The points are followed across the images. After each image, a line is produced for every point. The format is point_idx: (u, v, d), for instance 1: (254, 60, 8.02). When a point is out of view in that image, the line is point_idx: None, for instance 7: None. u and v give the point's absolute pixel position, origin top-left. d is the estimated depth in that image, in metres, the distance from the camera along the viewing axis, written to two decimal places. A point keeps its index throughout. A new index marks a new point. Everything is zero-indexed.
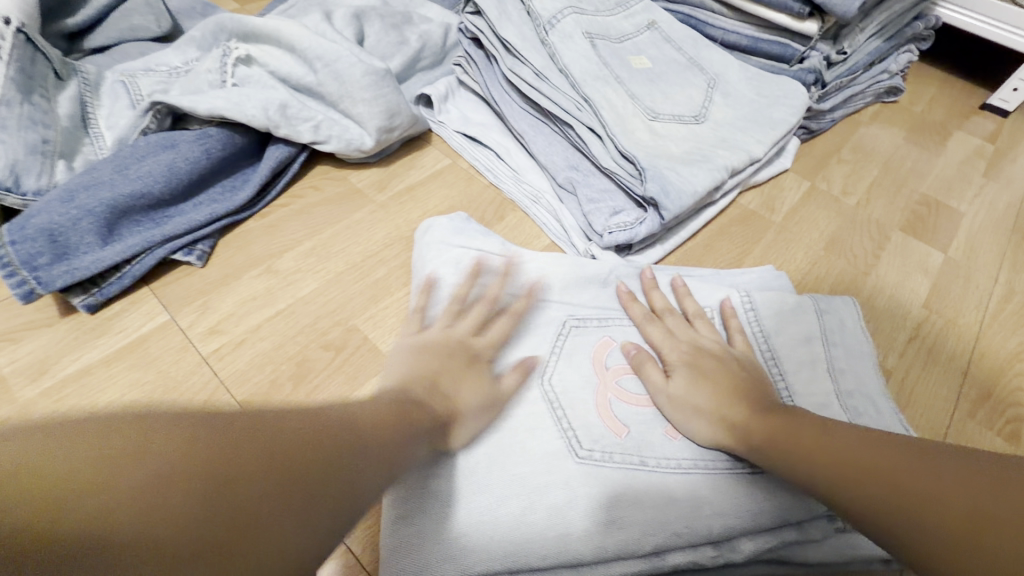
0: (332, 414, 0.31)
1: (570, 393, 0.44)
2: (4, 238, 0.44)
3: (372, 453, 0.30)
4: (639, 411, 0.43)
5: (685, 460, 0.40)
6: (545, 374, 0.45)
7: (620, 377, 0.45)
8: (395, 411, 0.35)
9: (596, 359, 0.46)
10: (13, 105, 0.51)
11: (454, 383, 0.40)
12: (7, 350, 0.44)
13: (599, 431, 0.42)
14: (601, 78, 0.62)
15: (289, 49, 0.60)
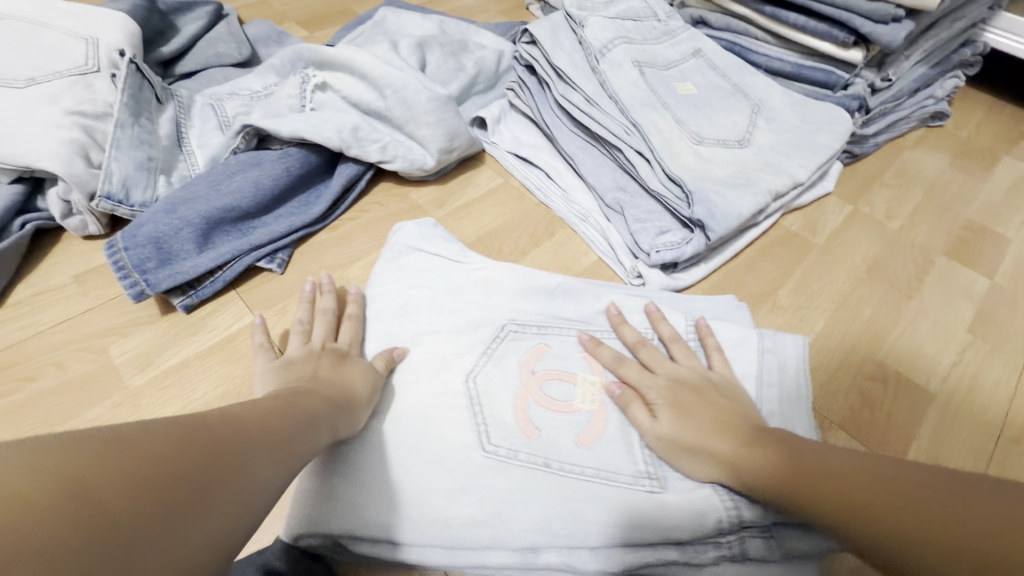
0: (217, 421, 0.30)
1: (492, 393, 0.45)
2: (119, 244, 0.50)
3: (276, 454, 0.32)
4: (553, 416, 0.44)
5: (589, 468, 0.42)
6: (473, 373, 0.47)
7: (543, 383, 0.46)
8: (288, 418, 0.35)
9: (525, 364, 0.48)
10: (124, 127, 0.58)
11: (336, 376, 0.43)
12: (118, 342, 0.50)
13: (510, 430, 0.43)
14: (649, 104, 0.65)
15: (361, 77, 0.66)
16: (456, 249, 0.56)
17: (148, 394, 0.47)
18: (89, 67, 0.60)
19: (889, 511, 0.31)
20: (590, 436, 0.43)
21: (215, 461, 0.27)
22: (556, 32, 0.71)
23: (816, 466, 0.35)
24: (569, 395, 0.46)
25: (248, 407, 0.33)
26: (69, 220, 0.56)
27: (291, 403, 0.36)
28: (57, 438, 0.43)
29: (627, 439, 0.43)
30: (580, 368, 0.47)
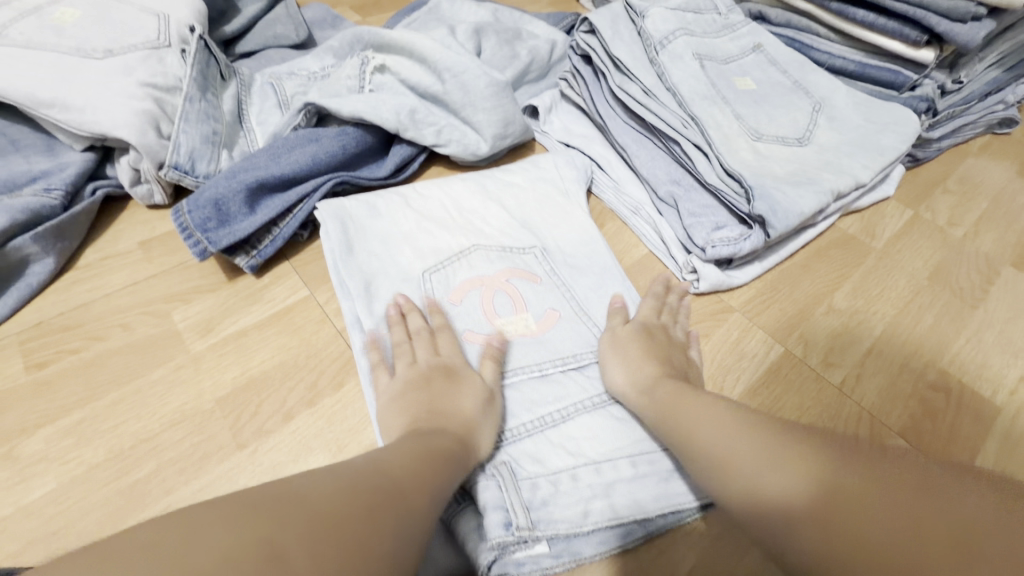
0: (367, 475, 0.30)
1: (460, 272, 0.53)
2: (183, 206, 0.52)
3: (415, 482, 0.32)
4: (479, 310, 0.50)
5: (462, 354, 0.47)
6: (465, 255, 0.54)
7: (503, 287, 0.52)
8: (426, 455, 0.34)
9: (509, 273, 0.53)
10: (193, 100, 0.59)
11: (451, 399, 0.41)
12: (181, 308, 0.51)
13: (448, 285, 0.52)
14: (708, 98, 0.64)
15: (420, 60, 0.66)
16: (485, 187, 0.61)
17: (208, 359, 0.48)
18: (161, 41, 0.62)
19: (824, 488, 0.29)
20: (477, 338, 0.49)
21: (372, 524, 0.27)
22: (615, 22, 0.70)
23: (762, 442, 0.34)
24: (505, 311, 0.51)
25: (395, 453, 0.34)
26: (137, 188, 0.58)
27: (426, 437, 0.36)
28: (125, 395, 0.45)
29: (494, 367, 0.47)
30: (536, 310, 0.51)
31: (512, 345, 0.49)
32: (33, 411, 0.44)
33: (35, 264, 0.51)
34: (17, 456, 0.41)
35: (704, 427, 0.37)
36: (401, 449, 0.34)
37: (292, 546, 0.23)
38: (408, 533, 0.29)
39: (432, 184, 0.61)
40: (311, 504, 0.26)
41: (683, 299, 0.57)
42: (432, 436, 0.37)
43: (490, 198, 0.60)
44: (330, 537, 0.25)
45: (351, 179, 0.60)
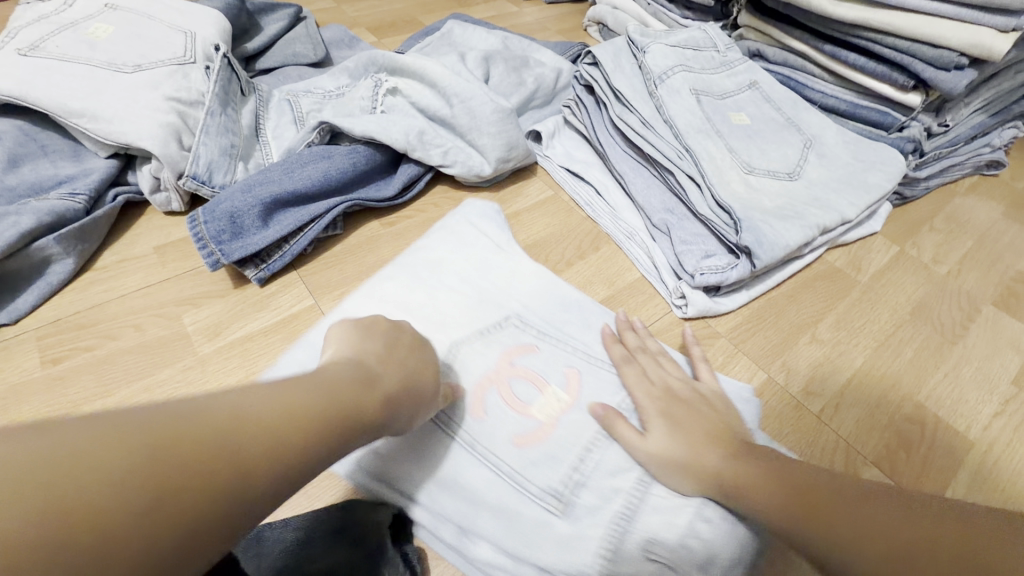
0: (234, 405, 0.29)
1: (466, 372, 0.48)
2: (200, 216, 0.55)
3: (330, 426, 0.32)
4: (508, 411, 0.46)
5: (471, 433, 0.44)
6: (460, 346, 0.50)
7: (513, 377, 0.48)
8: (344, 401, 0.34)
9: (507, 355, 0.49)
10: (214, 114, 0.62)
11: (411, 351, 0.42)
12: (191, 312, 0.54)
13: (461, 404, 0.46)
14: (703, 132, 0.67)
15: (431, 85, 0.69)
16: (489, 241, 0.60)
17: (215, 361, 0.50)
18: (186, 58, 0.65)
19: (900, 546, 0.30)
20: (528, 438, 0.44)
21: (217, 450, 0.27)
22: (618, 55, 0.73)
23: (826, 496, 0.34)
24: (530, 399, 0.46)
25: (291, 387, 0.32)
26: (156, 195, 0.61)
27: (341, 377, 0.36)
28: (133, 394, 0.47)
29: (565, 456, 0.43)
30: (555, 379, 0.48)
31: (564, 424, 0.45)
32: (46, 404, 0.46)
33: (55, 264, 0.54)
34: None
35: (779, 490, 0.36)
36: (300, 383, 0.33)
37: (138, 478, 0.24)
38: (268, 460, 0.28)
39: (445, 218, 0.63)
40: (144, 435, 0.25)
41: (672, 323, 0.60)
42: (348, 378, 0.36)
43: (506, 251, 0.59)
44: (157, 462, 0.25)
45: (359, 201, 0.63)
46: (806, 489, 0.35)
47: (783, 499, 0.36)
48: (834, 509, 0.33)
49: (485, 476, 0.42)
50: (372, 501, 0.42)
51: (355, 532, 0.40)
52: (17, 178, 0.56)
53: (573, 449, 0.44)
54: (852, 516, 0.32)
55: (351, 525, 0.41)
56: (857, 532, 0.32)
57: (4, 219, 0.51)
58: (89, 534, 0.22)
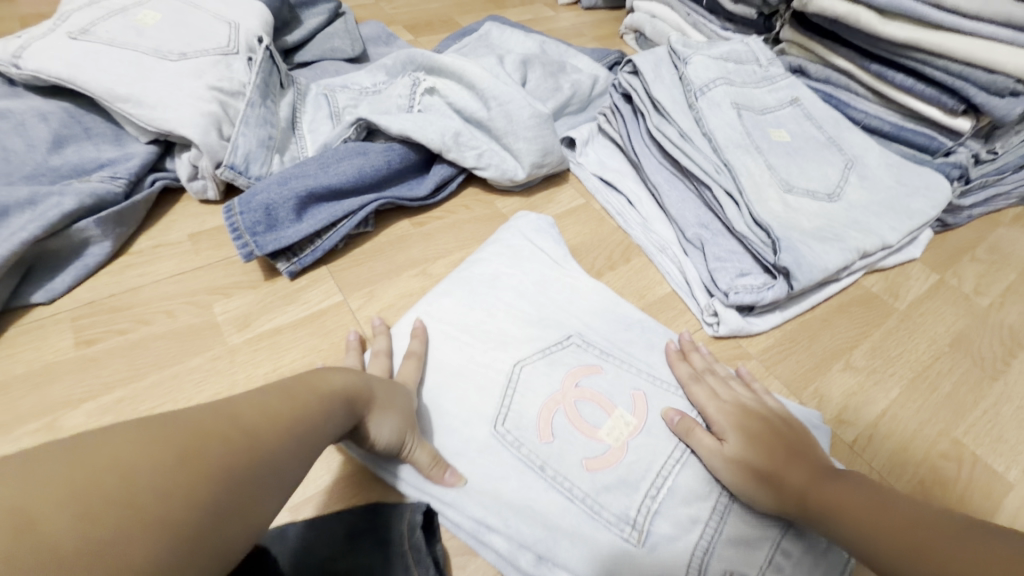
0: (212, 418, 0.30)
1: (529, 385, 0.50)
2: (236, 206, 0.55)
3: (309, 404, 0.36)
4: (575, 432, 0.47)
5: (536, 454, 0.46)
6: (525, 362, 0.52)
7: (580, 399, 0.50)
8: (311, 389, 0.37)
9: (572, 378, 0.51)
10: (254, 106, 0.63)
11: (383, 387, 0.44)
12: (221, 301, 0.54)
13: (527, 423, 0.47)
14: (743, 148, 0.66)
15: (468, 86, 0.69)
16: (547, 257, 0.61)
17: (244, 352, 0.51)
18: (230, 48, 0.66)
19: (963, 565, 0.29)
20: (598, 461, 0.46)
21: (211, 466, 0.28)
22: (659, 65, 0.72)
23: (898, 517, 0.34)
24: (598, 423, 0.48)
25: (259, 398, 0.34)
26: (193, 183, 0.61)
27: (305, 384, 0.37)
28: (163, 379, 0.48)
29: (638, 483, 0.44)
30: (623, 403, 0.50)
31: (634, 449, 0.46)
32: (79, 385, 0.46)
33: (93, 246, 0.54)
34: (61, 427, 0.44)
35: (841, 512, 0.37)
36: (267, 394, 0.34)
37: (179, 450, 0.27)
38: (269, 471, 0.31)
39: (499, 230, 0.64)
40: (139, 457, 0.26)
41: (702, 340, 0.59)
42: (314, 386, 0.37)
43: (563, 268, 0.61)
44: (158, 481, 0.26)
45: (392, 199, 0.63)
46: (880, 510, 0.35)
47: (855, 518, 0.36)
48: (907, 531, 0.33)
49: (561, 502, 0.43)
50: (397, 508, 0.41)
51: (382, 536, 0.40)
52: (61, 159, 0.57)
53: (644, 474, 0.45)
54: (924, 538, 0.32)
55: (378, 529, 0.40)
56: (925, 552, 0.31)
57: (48, 199, 0.52)
58: (152, 488, 0.25)
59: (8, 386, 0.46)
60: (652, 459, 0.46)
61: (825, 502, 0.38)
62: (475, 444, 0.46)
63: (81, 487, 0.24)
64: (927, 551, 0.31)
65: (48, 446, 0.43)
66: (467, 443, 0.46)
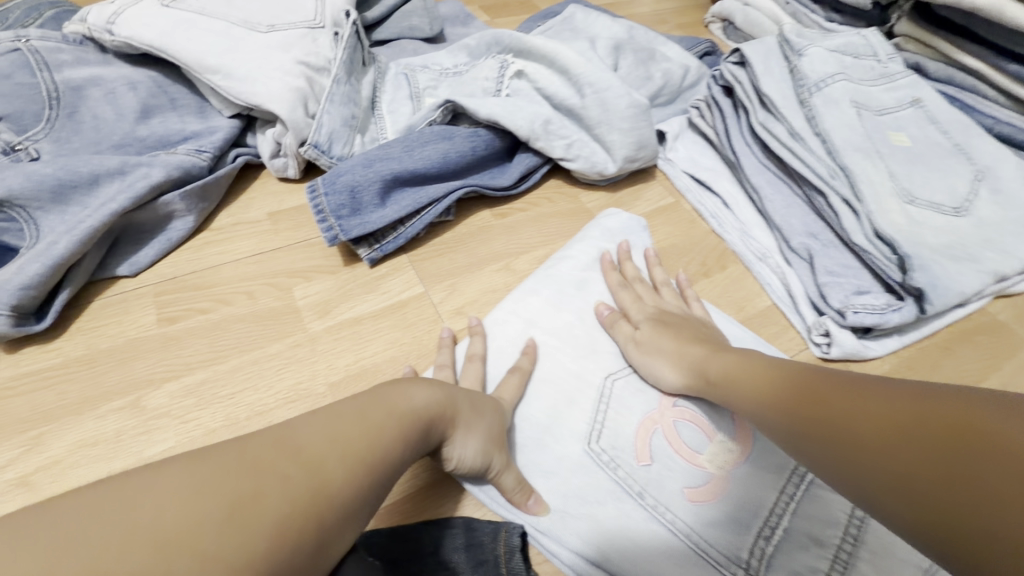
0: (273, 452, 0.28)
1: (623, 399, 0.46)
2: (320, 188, 0.52)
3: (381, 426, 0.33)
4: (675, 456, 0.43)
5: (636, 481, 0.42)
6: (616, 374, 0.48)
7: (678, 419, 0.45)
8: (386, 407, 0.34)
9: (669, 395, 0.46)
10: (340, 83, 0.60)
11: (471, 401, 0.40)
12: (302, 285, 0.52)
13: (624, 442, 0.44)
14: (863, 151, 0.59)
15: (561, 70, 0.64)
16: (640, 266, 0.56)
17: (325, 341, 0.48)
18: (317, 22, 0.63)
19: (888, 441, 0.28)
20: (700, 492, 0.42)
21: (270, 509, 0.26)
22: (770, 56, 0.66)
23: (818, 394, 0.33)
24: (699, 448, 0.44)
25: (329, 421, 0.31)
26: (275, 160, 0.59)
27: (381, 403, 0.34)
28: (245, 363, 0.46)
29: (750, 521, 0.40)
30: (726, 427, 0.45)
31: (741, 482, 0.42)
32: (161, 364, 0.45)
33: (177, 221, 0.53)
34: (144, 407, 0.43)
35: (767, 392, 0.37)
36: (338, 416, 0.32)
37: (238, 502, 0.26)
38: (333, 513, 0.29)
39: (584, 228, 0.60)
40: (192, 503, 0.25)
41: (808, 362, 0.53)
42: (390, 403, 0.34)
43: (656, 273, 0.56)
44: (210, 530, 0.24)
45: (476, 187, 0.59)
46: (804, 391, 0.34)
47: (782, 403, 0.35)
48: (830, 404, 0.32)
49: (662, 535, 0.40)
50: (493, 525, 0.38)
51: (477, 554, 0.37)
52: (147, 130, 0.56)
53: (755, 512, 0.41)
54: (851, 408, 0.31)
55: (471, 546, 0.37)
56: (855, 424, 0.30)
57: (137, 170, 0.51)
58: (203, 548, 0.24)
59: (93, 360, 0.45)
60: (762, 492, 0.42)
61: (756, 382, 0.38)
62: (568, 462, 0.43)
63: (138, 536, 0.23)
64: (854, 423, 0.30)
65: (132, 426, 0.42)
66: (558, 459, 0.43)
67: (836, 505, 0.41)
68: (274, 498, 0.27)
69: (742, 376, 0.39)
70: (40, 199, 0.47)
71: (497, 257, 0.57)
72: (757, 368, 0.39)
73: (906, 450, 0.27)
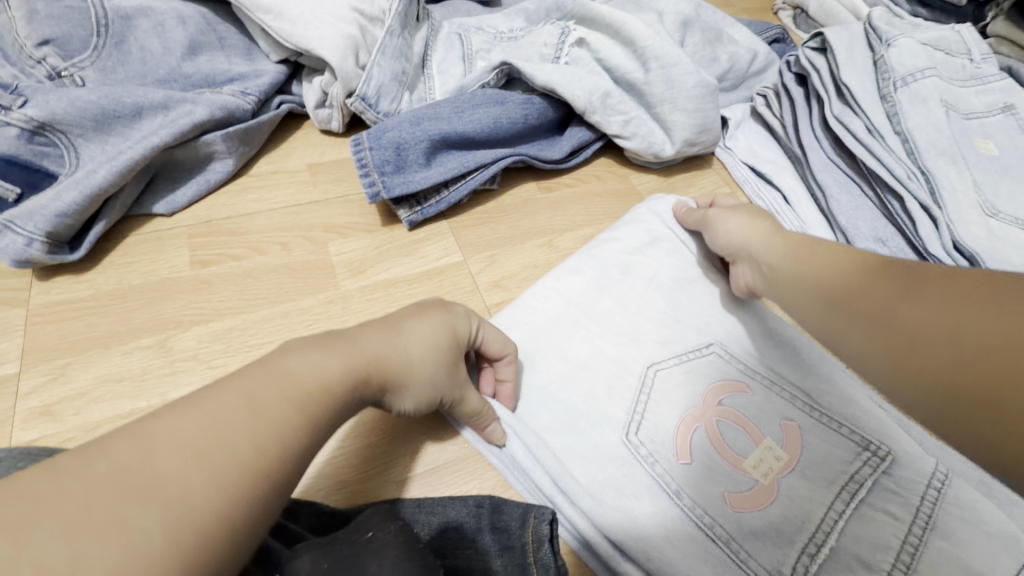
0: (148, 454, 0.23)
1: (664, 392, 0.44)
2: (365, 141, 0.50)
3: (306, 367, 0.29)
4: (716, 457, 0.41)
5: (674, 480, 0.40)
6: (658, 365, 0.45)
7: (721, 418, 0.42)
8: (316, 355, 0.30)
9: (714, 394, 0.44)
10: (393, 35, 0.57)
11: (407, 369, 0.34)
12: (337, 241, 0.50)
13: (663, 438, 0.41)
14: (947, 154, 0.55)
15: (625, 42, 0.61)
16: (692, 252, 0.52)
17: (357, 300, 0.47)
18: None
19: (907, 327, 0.30)
20: (742, 498, 0.39)
21: (183, 477, 0.23)
22: (853, 45, 0.62)
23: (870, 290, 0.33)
24: (742, 450, 0.41)
25: (222, 395, 0.26)
26: (319, 111, 0.57)
27: (279, 368, 0.28)
28: (275, 315, 0.44)
29: (794, 536, 0.37)
30: (772, 432, 0.42)
31: (786, 491, 0.39)
32: (190, 307, 0.44)
33: (216, 162, 0.51)
34: (171, 347, 0.41)
35: (811, 272, 0.38)
36: (226, 391, 0.27)
37: (143, 481, 0.23)
38: (260, 477, 0.25)
39: (633, 210, 0.56)
40: (82, 485, 0.22)
41: None
42: (291, 370, 0.29)
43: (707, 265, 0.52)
44: (105, 513, 0.21)
45: (525, 157, 0.56)
46: (847, 281, 0.35)
47: (822, 300, 0.36)
48: (864, 297, 0.34)
49: (699, 539, 0.37)
50: (523, 510, 0.36)
51: (506, 539, 0.35)
52: (194, 66, 0.54)
53: (800, 526, 0.38)
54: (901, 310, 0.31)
55: (497, 529, 0.36)
56: (901, 328, 0.31)
57: (180, 106, 0.49)
58: (99, 531, 0.21)
59: (123, 296, 0.44)
60: (810, 503, 0.39)
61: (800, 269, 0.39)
62: (603, 451, 0.40)
63: (20, 528, 0.21)
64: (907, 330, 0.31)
65: (157, 366, 0.40)
66: (593, 446, 0.41)
67: (890, 529, 0.38)
68: (189, 469, 0.23)
69: (796, 259, 0.40)
70: (81, 125, 0.46)
71: (540, 232, 0.54)
72: (810, 250, 0.40)
73: (921, 341, 0.30)
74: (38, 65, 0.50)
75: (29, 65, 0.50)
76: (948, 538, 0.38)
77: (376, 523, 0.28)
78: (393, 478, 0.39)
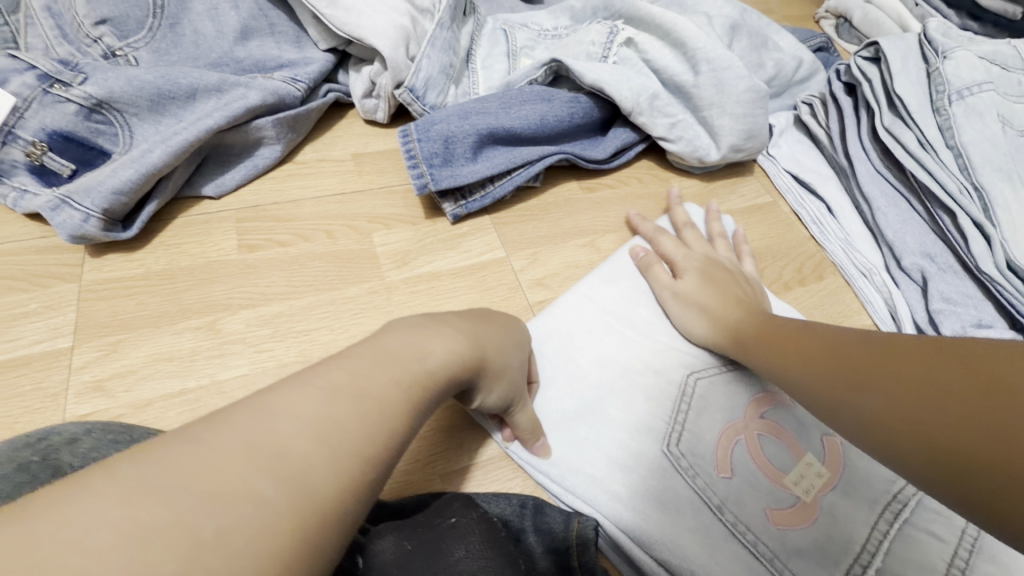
0: (278, 430, 0.23)
1: (703, 404, 0.43)
2: (414, 133, 0.50)
3: (406, 344, 0.30)
4: (755, 472, 0.40)
5: (716, 493, 0.39)
6: (698, 374, 0.45)
7: (761, 433, 0.42)
8: (419, 334, 0.31)
9: (753, 406, 0.43)
10: (443, 27, 0.57)
11: (503, 356, 0.36)
12: (381, 232, 0.50)
13: (703, 450, 0.41)
14: (1003, 171, 0.54)
15: (674, 44, 0.60)
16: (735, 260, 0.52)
17: (401, 292, 0.47)
18: None
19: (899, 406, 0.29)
20: (784, 515, 0.38)
21: (309, 452, 0.23)
22: (908, 56, 0.61)
23: (853, 368, 0.33)
24: (784, 466, 0.40)
25: (337, 372, 0.27)
26: (365, 101, 0.56)
27: (386, 347, 0.29)
28: (320, 302, 0.44)
29: (836, 554, 0.37)
30: (813, 447, 0.41)
31: (828, 509, 0.39)
32: (238, 290, 0.44)
33: (265, 148, 0.52)
34: (220, 330, 0.42)
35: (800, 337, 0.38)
36: (339, 369, 0.27)
37: (274, 456, 0.22)
38: (373, 458, 0.25)
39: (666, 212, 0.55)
40: (220, 456, 0.22)
41: None
42: (396, 349, 0.30)
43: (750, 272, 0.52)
44: (244, 485, 0.21)
45: (570, 156, 0.56)
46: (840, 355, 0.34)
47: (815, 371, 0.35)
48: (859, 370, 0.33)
49: (740, 554, 0.37)
50: (565, 513, 0.36)
51: (552, 541, 0.35)
52: (245, 52, 0.55)
53: (841, 545, 0.38)
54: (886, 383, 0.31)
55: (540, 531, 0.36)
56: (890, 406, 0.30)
57: (234, 90, 0.49)
58: (239, 503, 0.21)
59: (173, 277, 0.44)
60: (852, 522, 0.38)
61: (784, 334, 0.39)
62: (646, 459, 0.40)
63: (165, 495, 0.20)
64: (887, 393, 0.31)
65: (206, 347, 0.41)
66: (636, 451, 0.40)
67: (934, 551, 0.38)
68: (314, 445, 0.23)
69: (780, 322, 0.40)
70: (137, 105, 0.46)
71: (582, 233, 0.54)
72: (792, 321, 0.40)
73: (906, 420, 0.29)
74: (94, 44, 0.50)
75: (84, 44, 0.50)
76: (995, 562, 0.37)
77: (460, 509, 0.31)
78: (438, 471, 0.39)
